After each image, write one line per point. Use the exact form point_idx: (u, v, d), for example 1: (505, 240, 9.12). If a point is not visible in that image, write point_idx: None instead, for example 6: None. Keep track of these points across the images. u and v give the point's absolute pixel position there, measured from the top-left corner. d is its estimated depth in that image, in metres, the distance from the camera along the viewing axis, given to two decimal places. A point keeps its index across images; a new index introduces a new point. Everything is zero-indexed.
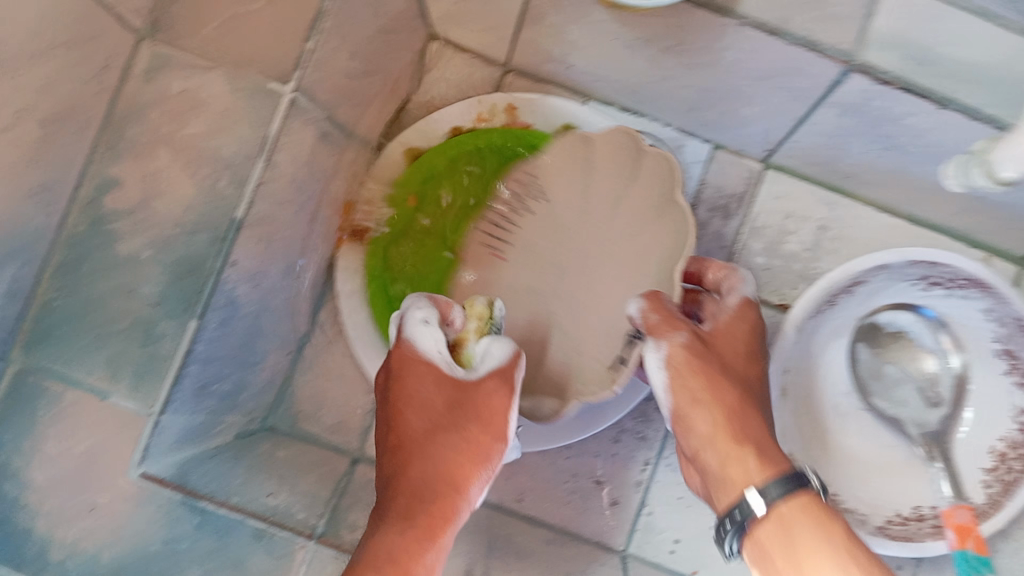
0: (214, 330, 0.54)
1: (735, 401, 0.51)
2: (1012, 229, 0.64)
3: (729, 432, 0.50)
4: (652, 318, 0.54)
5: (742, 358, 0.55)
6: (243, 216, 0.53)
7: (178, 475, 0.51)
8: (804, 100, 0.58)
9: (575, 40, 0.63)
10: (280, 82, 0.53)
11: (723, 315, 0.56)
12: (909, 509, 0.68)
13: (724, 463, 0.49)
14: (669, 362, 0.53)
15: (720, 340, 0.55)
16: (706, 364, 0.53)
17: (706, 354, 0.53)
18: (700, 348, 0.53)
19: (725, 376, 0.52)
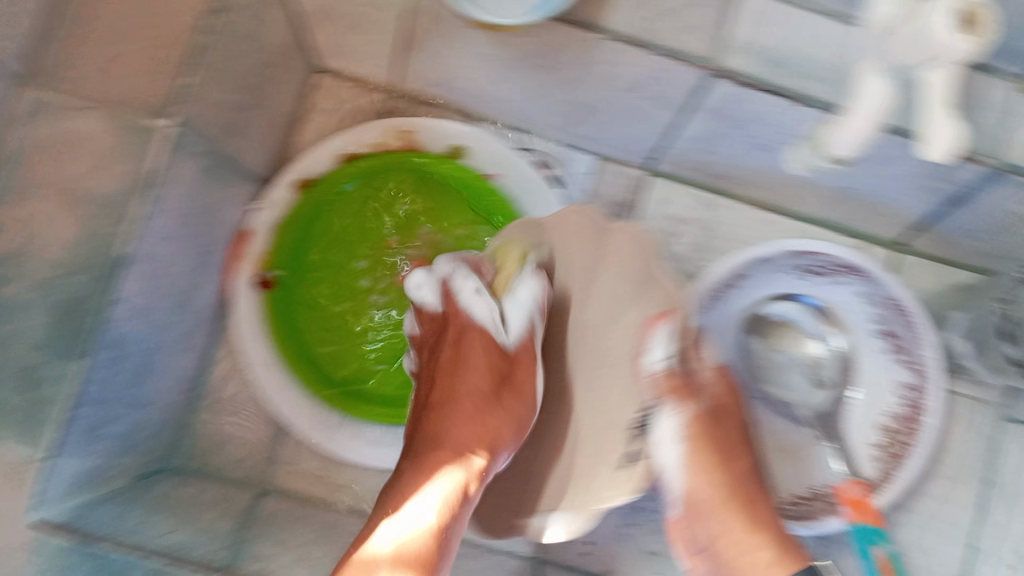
0: (102, 371, 0.53)
1: (741, 472, 0.60)
2: (878, 216, 0.70)
3: (747, 520, 0.58)
4: (668, 376, 0.58)
5: (738, 436, 0.62)
6: (126, 253, 0.51)
7: (73, 519, 0.51)
8: (677, 106, 0.61)
9: (453, 61, 0.64)
10: (155, 116, 0.52)
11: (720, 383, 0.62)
12: (805, 489, 0.69)
13: (720, 524, 0.58)
14: (682, 434, 0.59)
15: (722, 406, 0.61)
16: (711, 432, 0.60)
17: (713, 434, 0.60)
18: (709, 417, 0.60)
19: (729, 459, 0.60)
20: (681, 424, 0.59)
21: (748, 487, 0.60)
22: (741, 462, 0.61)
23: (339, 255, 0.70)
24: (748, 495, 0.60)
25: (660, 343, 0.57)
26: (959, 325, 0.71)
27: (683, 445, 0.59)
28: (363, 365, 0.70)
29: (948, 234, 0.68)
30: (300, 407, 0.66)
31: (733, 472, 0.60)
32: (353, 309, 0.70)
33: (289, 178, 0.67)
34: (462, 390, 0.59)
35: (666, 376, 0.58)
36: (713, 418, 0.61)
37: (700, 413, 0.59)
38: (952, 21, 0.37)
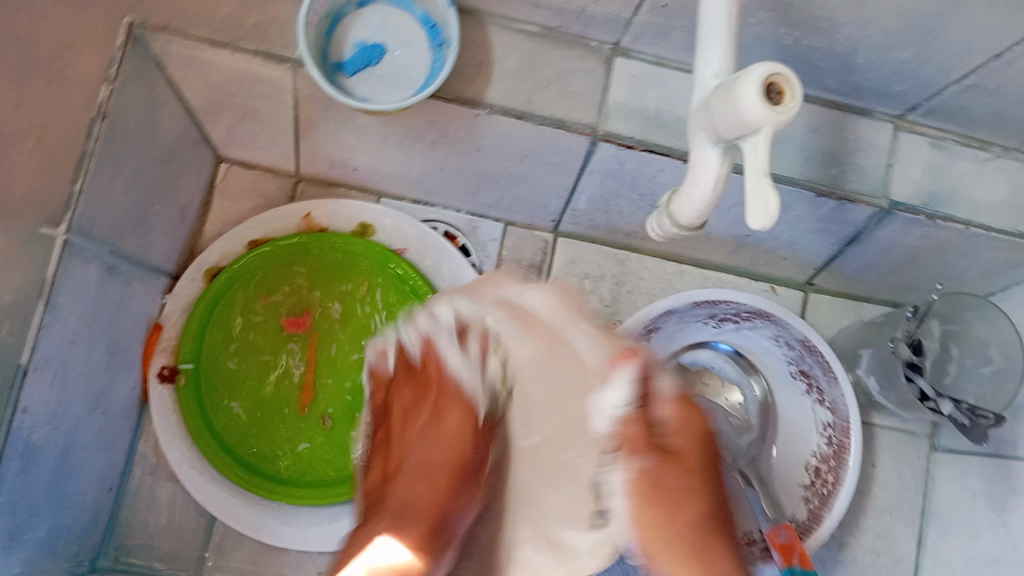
0: (15, 479, 0.52)
1: (699, 516, 0.56)
2: (775, 257, 0.73)
3: (690, 562, 0.55)
4: (630, 423, 0.57)
5: (696, 454, 0.57)
6: (29, 361, 0.51)
7: None
8: (567, 172, 0.64)
9: (351, 144, 0.66)
10: (52, 225, 0.52)
11: (671, 422, 0.57)
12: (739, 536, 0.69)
13: (675, 563, 0.56)
14: (630, 490, 0.58)
15: (680, 440, 0.57)
16: (662, 477, 0.56)
17: (665, 475, 0.56)
18: (662, 465, 0.56)
19: (688, 488, 0.56)
20: (634, 472, 0.57)
21: (715, 522, 0.57)
22: (700, 498, 0.56)
23: (262, 344, 0.71)
24: (707, 536, 0.56)
25: (619, 390, 0.56)
26: (864, 360, 0.75)
27: (633, 502, 0.57)
28: (294, 452, 0.71)
29: (849, 271, 0.73)
30: (229, 496, 0.68)
31: (687, 515, 0.56)
32: (278, 397, 0.71)
33: (198, 267, 0.70)
34: (447, 429, 0.62)
35: (624, 423, 0.57)
36: (680, 466, 0.56)
37: (657, 465, 0.56)
38: (756, 92, 0.39)
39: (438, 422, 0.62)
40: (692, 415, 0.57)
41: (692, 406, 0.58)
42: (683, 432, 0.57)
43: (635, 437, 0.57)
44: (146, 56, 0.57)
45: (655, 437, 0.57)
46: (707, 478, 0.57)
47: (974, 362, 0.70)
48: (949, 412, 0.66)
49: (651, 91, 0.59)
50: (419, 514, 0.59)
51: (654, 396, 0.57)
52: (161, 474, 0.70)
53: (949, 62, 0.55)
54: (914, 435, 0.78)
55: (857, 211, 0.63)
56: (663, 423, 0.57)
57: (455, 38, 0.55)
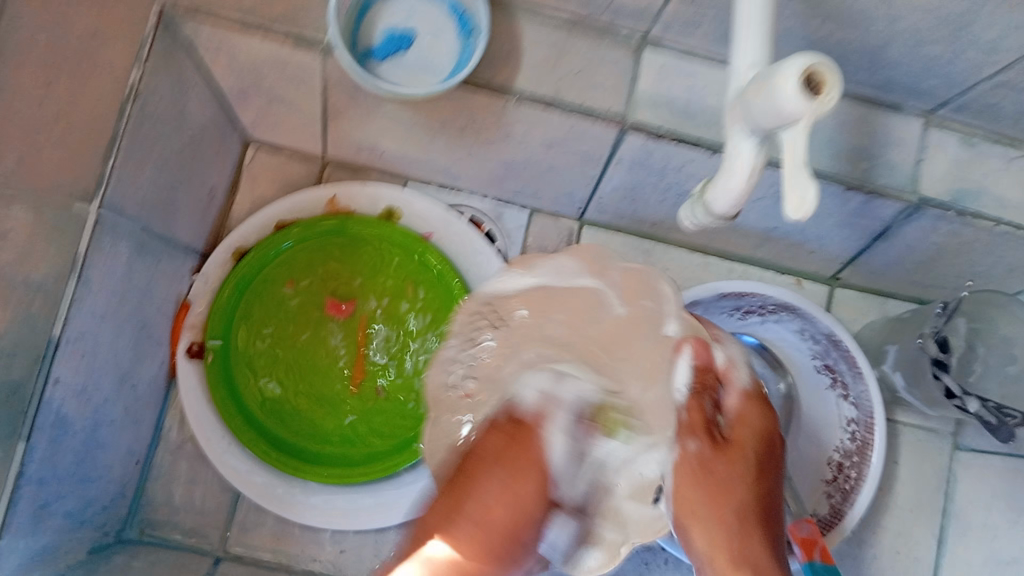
0: (45, 452, 0.53)
1: (745, 501, 0.56)
2: (801, 251, 0.73)
3: (727, 548, 0.54)
4: (689, 408, 0.56)
5: (756, 444, 0.57)
6: (61, 334, 0.52)
7: None
8: (593, 161, 0.64)
9: (379, 128, 0.67)
10: (85, 202, 0.53)
11: (734, 405, 0.57)
12: None
13: (713, 525, 0.55)
14: (677, 463, 0.55)
15: (737, 429, 0.57)
16: (712, 465, 0.55)
17: (715, 463, 0.55)
18: (711, 452, 0.56)
19: (736, 475, 0.56)
20: (693, 450, 0.55)
21: (759, 513, 0.56)
22: (745, 485, 0.56)
23: (292, 322, 0.72)
24: (748, 524, 0.55)
25: (682, 372, 0.56)
26: (890, 356, 0.74)
27: (678, 479, 0.55)
28: (321, 430, 0.72)
29: (876, 266, 0.72)
30: (255, 471, 0.69)
31: (728, 500, 0.55)
32: (307, 374, 0.72)
33: (229, 246, 0.70)
34: (523, 490, 0.53)
35: (681, 408, 0.56)
36: (733, 455, 0.56)
37: (706, 451, 0.55)
38: (794, 83, 0.39)
39: (481, 461, 0.53)
40: (757, 406, 0.58)
41: (767, 405, 0.59)
42: (746, 426, 0.57)
43: (687, 421, 0.55)
44: (177, 38, 0.58)
45: (717, 422, 0.57)
46: (758, 471, 0.57)
47: (1000, 360, 0.69)
48: (975, 410, 0.66)
49: (679, 83, 0.59)
50: (472, 532, 0.51)
51: (720, 377, 0.58)
52: (187, 450, 0.71)
53: (980, 58, 0.54)
54: (936, 434, 0.78)
55: (885, 207, 0.62)
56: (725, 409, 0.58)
57: (485, 26, 0.55)
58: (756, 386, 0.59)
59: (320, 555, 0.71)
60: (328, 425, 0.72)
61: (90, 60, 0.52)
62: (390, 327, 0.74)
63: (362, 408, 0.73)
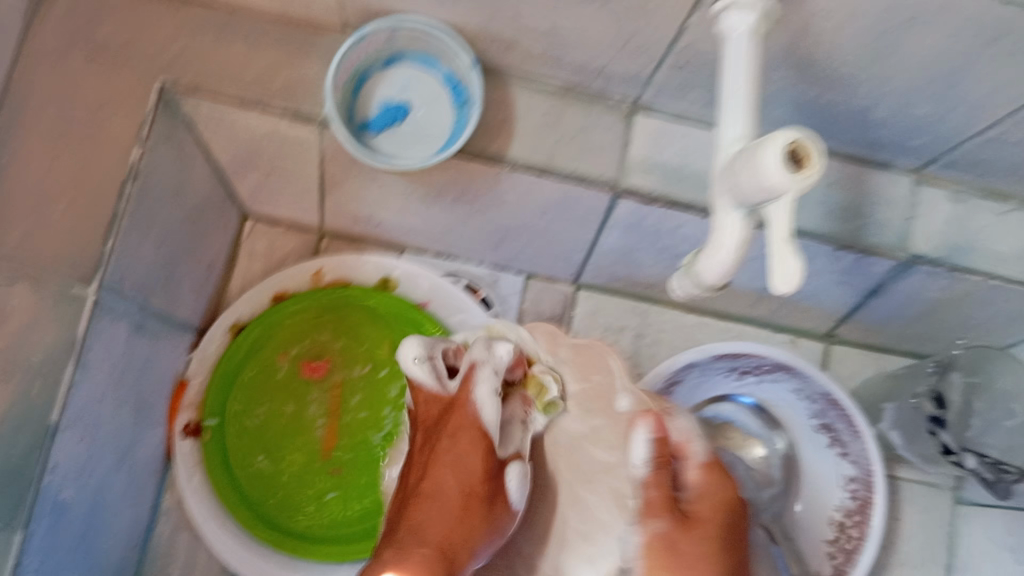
0: (44, 538, 0.52)
1: (710, 572, 0.49)
2: (795, 309, 0.73)
3: None
4: (651, 487, 0.51)
5: (728, 523, 0.51)
6: (59, 420, 0.51)
7: None
8: (589, 226, 0.65)
9: (375, 199, 0.67)
10: (84, 283, 0.52)
11: (695, 477, 0.52)
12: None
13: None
14: (646, 547, 0.50)
15: (702, 505, 0.51)
16: (680, 544, 0.49)
17: (689, 538, 0.49)
18: (680, 530, 0.50)
19: (713, 549, 0.49)
20: (660, 526, 0.50)
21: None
22: (716, 564, 0.49)
23: (286, 397, 0.72)
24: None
25: (642, 443, 0.52)
26: (887, 414, 0.74)
27: (645, 561, 0.50)
28: (317, 506, 0.70)
29: (871, 321, 0.73)
30: (251, 551, 0.67)
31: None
32: (303, 449, 0.71)
33: (224, 323, 0.70)
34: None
35: (647, 486, 0.51)
36: (699, 532, 0.50)
37: (675, 529, 0.50)
38: (778, 160, 0.40)
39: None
40: (721, 480, 0.52)
41: (727, 474, 0.53)
42: (706, 499, 0.51)
43: (654, 500, 0.51)
44: (176, 117, 0.58)
45: (677, 497, 0.52)
46: (728, 548, 0.50)
47: (999, 415, 0.69)
48: (971, 468, 0.68)
49: (672, 148, 0.60)
50: None
51: (680, 449, 0.53)
52: (186, 529, 0.70)
53: (966, 116, 0.56)
54: (938, 488, 0.77)
55: (878, 264, 0.63)
56: (685, 487, 0.52)
57: (479, 98, 0.56)
58: (717, 458, 0.53)
59: None
60: (323, 501, 0.71)
61: (95, 136, 0.54)
62: (383, 398, 0.73)
63: (359, 481, 0.71)
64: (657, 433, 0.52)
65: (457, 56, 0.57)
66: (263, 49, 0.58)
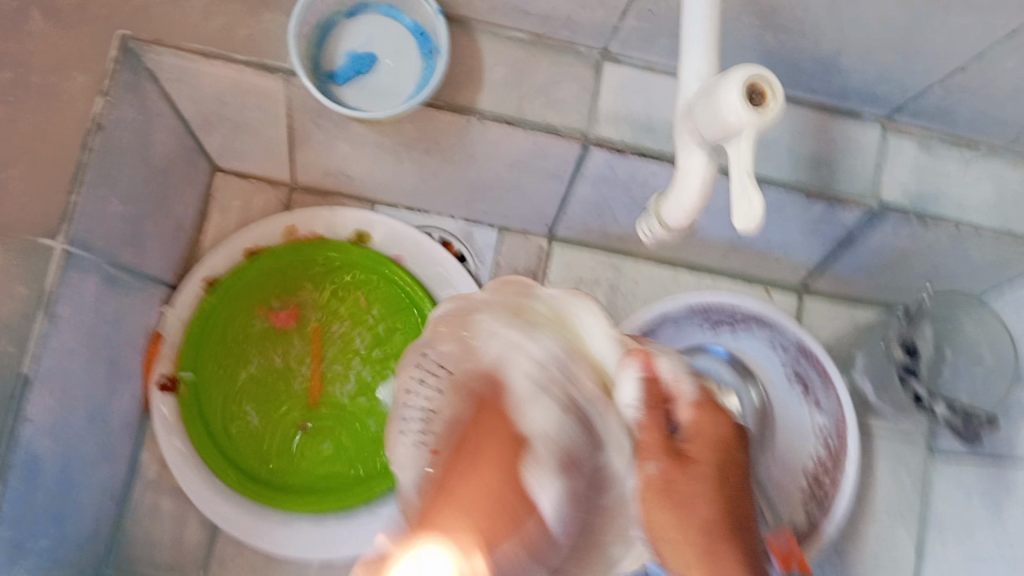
0: (19, 489, 0.52)
1: (706, 518, 0.48)
2: (766, 260, 0.74)
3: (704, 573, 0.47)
4: (644, 425, 0.48)
5: (720, 457, 0.50)
6: (30, 370, 0.51)
7: None
8: (560, 178, 0.65)
9: (345, 153, 0.67)
10: (50, 236, 0.53)
11: (688, 412, 0.49)
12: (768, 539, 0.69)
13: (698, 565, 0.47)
14: (638, 488, 0.47)
15: (697, 441, 0.49)
16: (678, 487, 0.47)
17: (684, 477, 0.48)
18: (675, 470, 0.48)
19: (709, 488, 0.49)
20: (650, 470, 0.47)
21: (725, 528, 0.49)
22: (713, 500, 0.49)
23: (266, 348, 0.72)
24: (711, 544, 0.48)
25: (629, 386, 0.47)
26: (859, 363, 0.76)
27: (644, 507, 0.47)
28: (298, 455, 0.71)
29: (843, 273, 0.73)
30: (224, 503, 0.68)
31: (698, 520, 0.48)
32: (281, 400, 0.72)
33: (197, 277, 0.71)
34: (484, 463, 0.42)
35: (638, 428, 0.48)
36: (693, 476, 0.48)
37: (671, 470, 0.48)
38: (738, 98, 0.40)
39: (469, 442, 0.44)
40: (715, 414, 0.50)
41: (719, 408, 0.51)
42: (702, 438, 0.49)
43: (648, 441, 0.48)
44: (140, 71, 0.58)
45: (671, 436, 0.49)
46: (721, 487, 0.50)
47: (967, 362, 0.70)
48: (941, 415, 0.68)
49: (640, 98, 0.60)
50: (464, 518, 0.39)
51: (671, 388, 0.49)
52: (164, 484, 0.71)
53: (933, 62, 0.56)
54: (911, 435, 0.78)
55: (847, 212, 0.63)
56: (678, 423, 0.49)
57: (446, 48, 0.56)
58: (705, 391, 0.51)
59: None
60: (304, 452, 0.71)
61: (57, 101, 0.54)
62: (361, 352, 0.73)
63: (338, 433, 0.72)
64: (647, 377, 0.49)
65: (422, 3, 0.57)
66: (227, 1, 0.57)
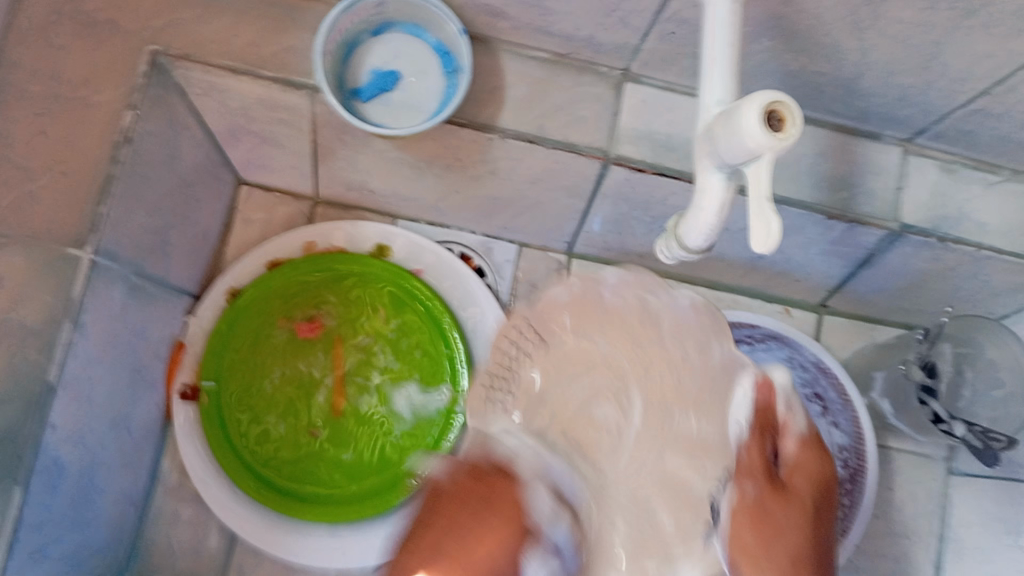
0: (43, 494, 0.53)
1: (802, 546, 0.47)
2: (785, 279, 0.74)
3: None
4: (750, 449, 0.51)
5: (821, 495, 0.49)
6: (57, 379, 0.52)
7: None
8: (580, 196, 0.66)
9: (368, 168, 0.68)
10: (78, 245, 0.54)
11: (792, 450, 0.50)
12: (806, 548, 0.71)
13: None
14: (733, 509, 0.49)
15: (796, 475, 0.49)
16: (770, 510, 0.48)
17: (780, 498, 0.48)
18: (769, 495, 0.48)
19: (795, 517, 0.48)
20: (735, 485, 0.50)
21: (816, 563, 0.47)
22: (802, 538, 0.47)
23: (289, 357, 0.73)
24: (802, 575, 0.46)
25: (743, 404, 0.53)
26: (877, 383, 0.76)
27: (732, 518, 0.49)
28: (321, 465, 0.72)
29: (864, 293, 0.73)
30: (244, 509, 0.69)
31: (788, 547, 0.47)
32: (304, 410, 0.72)
33: (222, 287, 0.72)
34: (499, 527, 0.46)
35: (743, 448, 0.51)
36: (794, 501, 0.48)
37: (765, 494, 0.49)
38: (757, 120, 0.40)
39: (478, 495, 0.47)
40: (821, 460, 0.50)
41: (829, 454, 0.51)
42: (802, 471, 0.49)
43: (751, 463, 0.50)
44: (169, 86, 0.59)
45: (773, 469, 0.50)
46: (819, 526, 0.48)
47: (986, 385, 0.68)
48: (962, 434, 0.67)
49: (661, 118, 0.60)
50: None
51: (790, 426, 0.51)
52: (184, 491, 0.72)
53: (955, 85, 0.56)
54: (929, 458, 0.78)
55: (868, 234, 0.63)
56: (784, 459, 0.50)
57: (467, 66, 0.57)
58: (816, 432, 0.52)
59: None
60: (327, 462, 0.72)
61: (88, 116, 0.56)
62: (383, 364, 0.74)
63: (360, 443, 0.73)
64: (760, 414, 0.52)
65: (445, 23, 0.58)
66: (256, 18, 0.58)
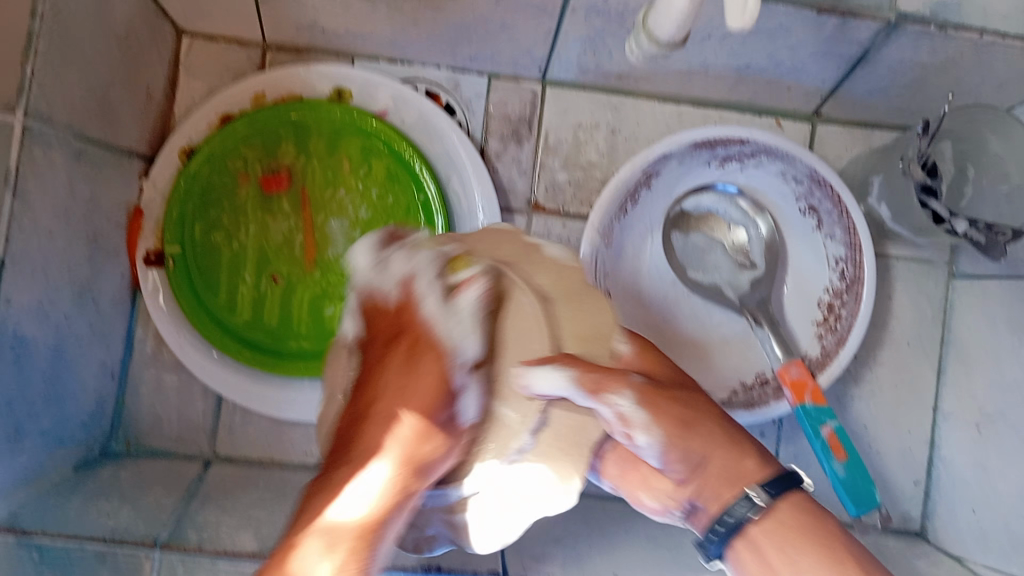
0: (9, 374, 0.51)
1: (714, 435, 0.49)
2: (772, 87, 0.69)
3: (716, 474, 0.48)
4: (575, 374, 0.48)
5: (686, 395, 0.52)
6: (5, 254, 0.49)
7: (10, 521, 0.50)
8: (549, 15, 0.60)
9: (315, 4, 0.62)
10: (7, 112, 0.49)
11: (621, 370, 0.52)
12: (815, 354, 0.71)
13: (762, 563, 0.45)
14: (624, 418, 0.48)
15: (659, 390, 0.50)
16: (658, 403, 0.49)
17: (657, 394, 0.50)
18: (648, 394, 0.49)
19: (688, 413, 0.50)
20: (633, 406, 0.48)
21: (730, 443, 0.49)
22: (718, 427, 0.50)
23: (258, 214, 0.70)
24: (727, 459, 0.48)
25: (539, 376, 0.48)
26: (875, 187, 0.72)
27: (645, 418, 0.48)
28: (302, 321, 0.70)
29: (859, 94, 0.69)
30: (231, 374, 0.68)
31: (699, 437, 0.49)
32: (279, 266, 0.70)
33: (173, 146, 0.68)
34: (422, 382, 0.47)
35: (568, 377, 0.48)
36: (667, 396, 0.50)
37: (648, 395, 0.49)
38: None
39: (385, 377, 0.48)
40: (660, 386, 0.51)
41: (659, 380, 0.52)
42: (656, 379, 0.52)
43: (588, 381, 0.48)
44: None
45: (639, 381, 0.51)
46: (694, 413, 0.50)
47: (993, 181, 0.65)
48: (962, 232, 0.63)
49: None
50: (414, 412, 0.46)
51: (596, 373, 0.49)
52: (165, 360, 0.70)
53: None
54: (931, 264, 0.76)
55: (862, 28, 0.58)
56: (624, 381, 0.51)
57: None
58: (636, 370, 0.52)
59: (312, 450, 0.71)
60: (308, 318, 0.70)
61: None
62: (355, 214, 0.71)
63: (340, 294, 0.71)
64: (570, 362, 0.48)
65: None
66: None
